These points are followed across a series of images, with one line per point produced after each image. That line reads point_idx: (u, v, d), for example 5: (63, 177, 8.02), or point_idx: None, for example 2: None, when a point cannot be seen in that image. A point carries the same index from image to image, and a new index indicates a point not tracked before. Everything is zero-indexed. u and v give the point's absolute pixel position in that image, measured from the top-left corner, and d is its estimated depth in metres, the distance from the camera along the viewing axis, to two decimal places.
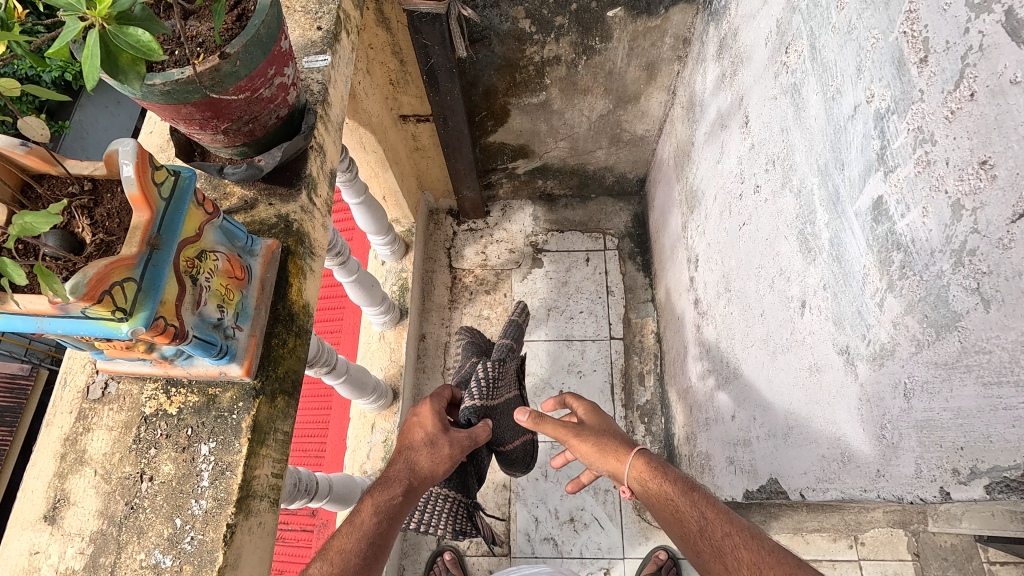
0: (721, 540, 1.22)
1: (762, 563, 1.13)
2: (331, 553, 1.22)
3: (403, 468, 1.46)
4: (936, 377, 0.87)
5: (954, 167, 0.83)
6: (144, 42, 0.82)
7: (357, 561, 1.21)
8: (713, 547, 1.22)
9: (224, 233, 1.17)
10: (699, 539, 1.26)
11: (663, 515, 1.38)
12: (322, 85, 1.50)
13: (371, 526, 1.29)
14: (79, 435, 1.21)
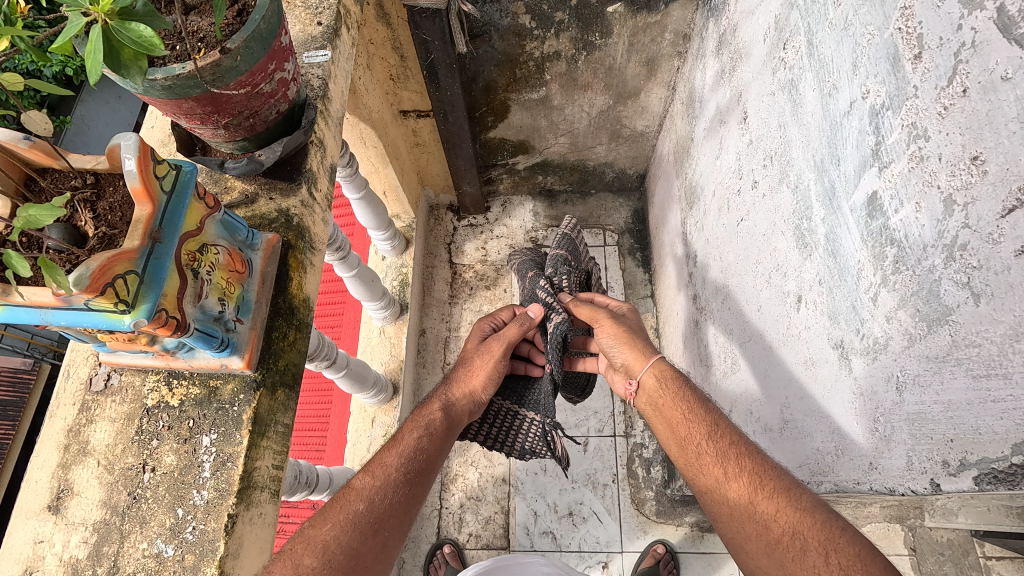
0: (725, 450, 1.28)
1: (764, 483, 1.20)
2: (377, 468, 1.42)
3: (441, 389, 1.65)
4: (927, 370, 0.88)
5: (947, 163, 0.84)
6: (146, 37, 0.83)
7: (400, 475, 1.42)
8: (717, 455, 1.29)
9: (225, 227, 1.18)
10: (704, 446, 1.31)
11: (667, 419, 1.42)
12: (322, 81, 1.50)
13: (413, 444, 1.48)
14: (82, 426, 1.22)
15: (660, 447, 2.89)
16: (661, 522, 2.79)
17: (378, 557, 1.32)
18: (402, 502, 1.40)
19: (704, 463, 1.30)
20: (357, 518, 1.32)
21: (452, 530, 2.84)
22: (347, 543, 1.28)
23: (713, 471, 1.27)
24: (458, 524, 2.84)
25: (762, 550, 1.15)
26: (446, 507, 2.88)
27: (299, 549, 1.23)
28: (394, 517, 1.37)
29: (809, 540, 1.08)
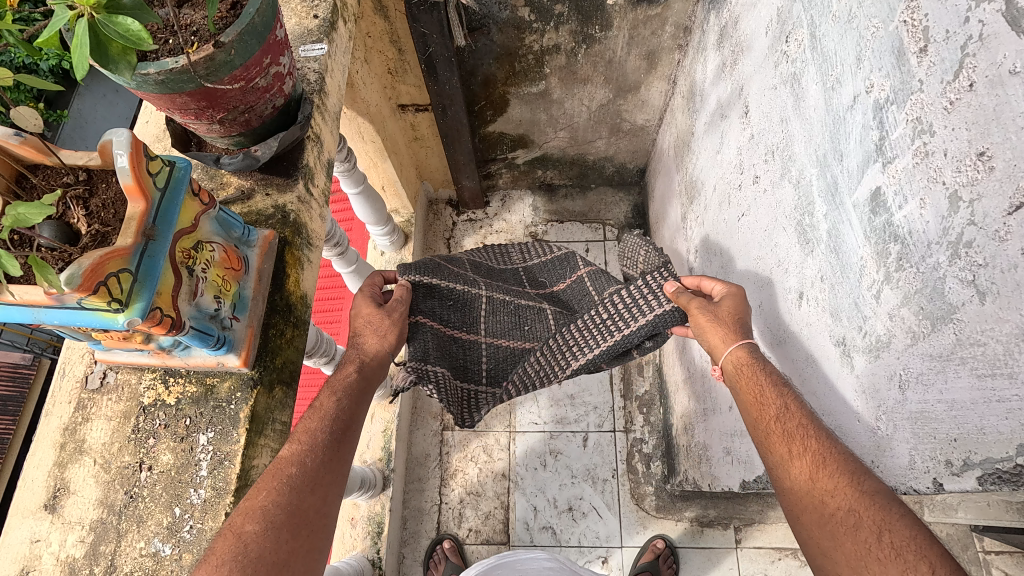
0: (792, 429, 1.12)
1: (827, 462, 1.04)
2: (299, 435, 1.22)
3: (352, 352, 1.47)
4: (930, 369, 0.87)
5: (952, 159, 0.83)
6: (133, 31, 0.81)
7: (326, 436, 1.23)
8: (783, 433, 1.13)
9: (220, 224, 1.17)
10: (771, 425, 1.16)
11: (740, 398, 1.26)
12: (319, 75, 1.49)
13: (334, 406, 1.30)
14: (78, 425, 1.21)
15: (660, 442, 2.89)
16: (661, 517, 2.79)
17: (324, 513, 1.16)
18: (333, 460, 1.22)
19: (771, 440, 1.15)
20: (292, 483, 1.12)
21: (452, 525, 2.84)
22: (286, 504, 1.09)
23: (777, 448, 1.13)
24: (457, 519, 2.84)
25: (815, 522, 1.04)
26: (445, 502, 2.88)
27: (239, 518, 1.04)
28: (331, 472, 1.20)
29: (862, 518, 0.97)
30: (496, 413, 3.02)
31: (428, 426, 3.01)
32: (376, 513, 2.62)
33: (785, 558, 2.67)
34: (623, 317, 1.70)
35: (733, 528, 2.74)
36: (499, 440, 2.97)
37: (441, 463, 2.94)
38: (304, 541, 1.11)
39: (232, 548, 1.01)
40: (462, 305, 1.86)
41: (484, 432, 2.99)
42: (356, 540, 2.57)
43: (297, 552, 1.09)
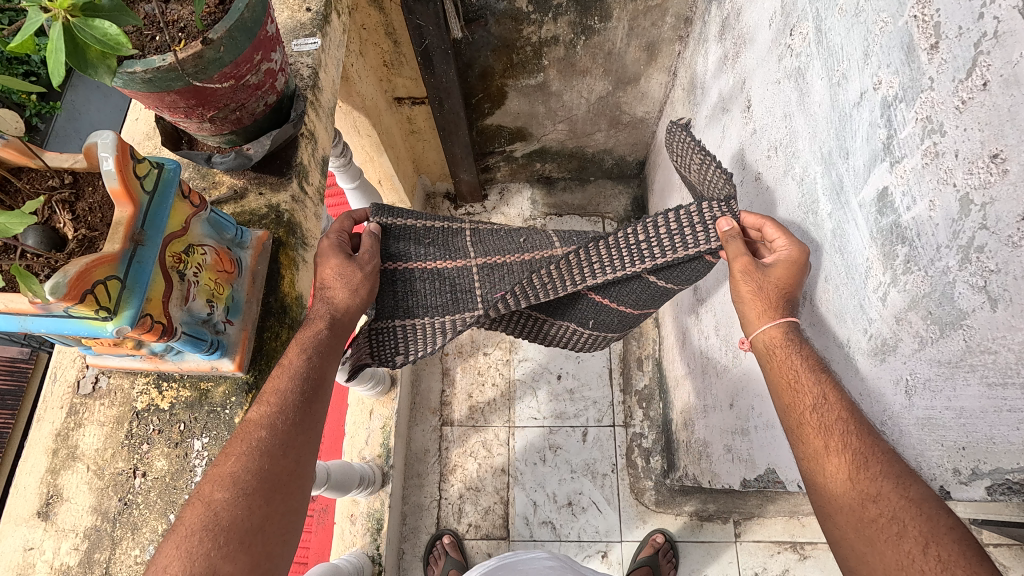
0: (831, 422, 1.00)
1: (868, 462, 0.94)
2: (266, 396, 1.12)
3: (319, 304, 1.29)
4: (939, 376, 0.85)
5: (964, 160, 0.80)
6: (111, 35, 0.78)
7: (296, 395, 1.13)
8: (819, 423, 1.02)
9: (212, 225, 1.14)
10: (807, 415, 1.04)
11: (773, 382, 1.14)
12: (312, 70, 1.45)
13: (302, 363, 1.17)
14: (71, 430, 1.19)
15: (659, 437, 2.88)
16: (660, 511, 2.79)
17: (298, 474, 1.09)
18: (306, 421, 1.13)
19: (804, 430, 1.04)
20: (261, 447, 1.06)
21: (451, 520, 2.83)
22: (257, 469, 1.04)
23: (811, 439, 1.02)
24: (457, 514, 2.84)
25: (851, 527, 0.94)
26: (445, 497, 2.87)
27: (206, 488, 1.01)
28: (303, 434, 1.12)
29: (908, 528, 0.86)
30: (495, 408, 3.01)
31: (427, 421, 3.00)
32: (376, 509, 2.61)
33: (784, 551, 2.68)
34: (660, 246, 1.48)
35: (732, 523, 2.74)
36: (499, 435, 2.97)
37: (440, 458, 2.93)
38: (280, 505, 1.06)
39: (201, 516, 0.99)
40: (443, 249, 1.59)
41: (484, 427, 2.98)
42: (356, 537, 2.56)
43: (272, 518, 1.04)
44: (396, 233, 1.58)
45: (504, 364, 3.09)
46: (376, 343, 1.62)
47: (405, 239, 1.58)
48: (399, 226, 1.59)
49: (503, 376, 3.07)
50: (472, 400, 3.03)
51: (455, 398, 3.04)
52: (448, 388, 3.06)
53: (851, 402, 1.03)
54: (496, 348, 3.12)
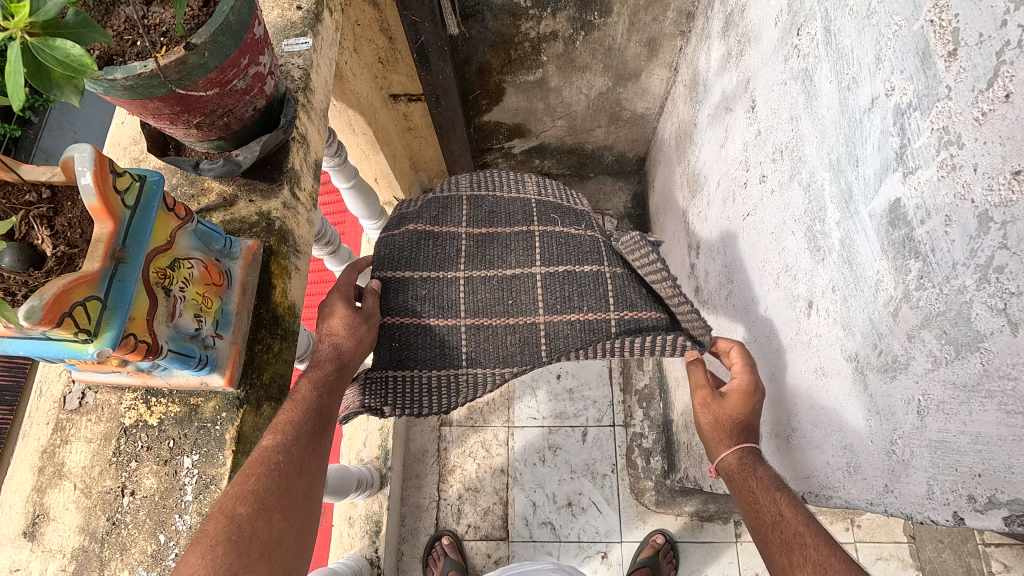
0: (790, 539, 1.14)
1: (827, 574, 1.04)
2: (279, 426, 1.13)
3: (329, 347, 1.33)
4: (954, 399, 0.82)
5: (982, 175, 0.76)
6: (75, 56, 0.74)
7: (311, 421, 1.16)
8: (783, 544, 1.15)
9: (199, 237, 1.10)
10: (770, 533, 1.19)
11: (741, 505, 1.30)
12: (304, 71, 1.41)
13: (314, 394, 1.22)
14: (57, 447, 1.16)
15: (660, 437, 2.86)
16: (661, 511, 2.78)
17: (309, 497, 1.11)
18: (318, 448, 1.16)
19: (772, 552, 1.17)
20: (281, 467, 1.06)
21: (450, 521, 2.82)
22: (277, 487, 1.04)
23: (779, 559, 1.15)
24: (456, 515, 2.82)
25: None
26: (444, 498, 2.85)
27: (228, 502, 0.99)
28: (316, 458, 1.14)
29: None
30: (494, 408, 2.99)
31: (425, 421, 2.98)
32: (374, 511, 2.59)
33: None
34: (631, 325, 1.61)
35: (732, 523, 2.73)
36: (497, 435, 2.94)
37: (439, 459, 2.91)
38: (294, 527, 1.06)
39: (224, 530, 0.97)
40: (437, 305, 1.63)
41: (483, 427, 2.96)
42: (354, 540, 2.54)
43: (286, 537, 1.04)
44: (396, 284, 1.64)
45: None
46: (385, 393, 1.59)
47: (404, 291, 1.64)
48: (398, 277, 1.65)
49: None
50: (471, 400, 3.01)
51: None
52: None
53: (808, 517, 1.16)
54: None
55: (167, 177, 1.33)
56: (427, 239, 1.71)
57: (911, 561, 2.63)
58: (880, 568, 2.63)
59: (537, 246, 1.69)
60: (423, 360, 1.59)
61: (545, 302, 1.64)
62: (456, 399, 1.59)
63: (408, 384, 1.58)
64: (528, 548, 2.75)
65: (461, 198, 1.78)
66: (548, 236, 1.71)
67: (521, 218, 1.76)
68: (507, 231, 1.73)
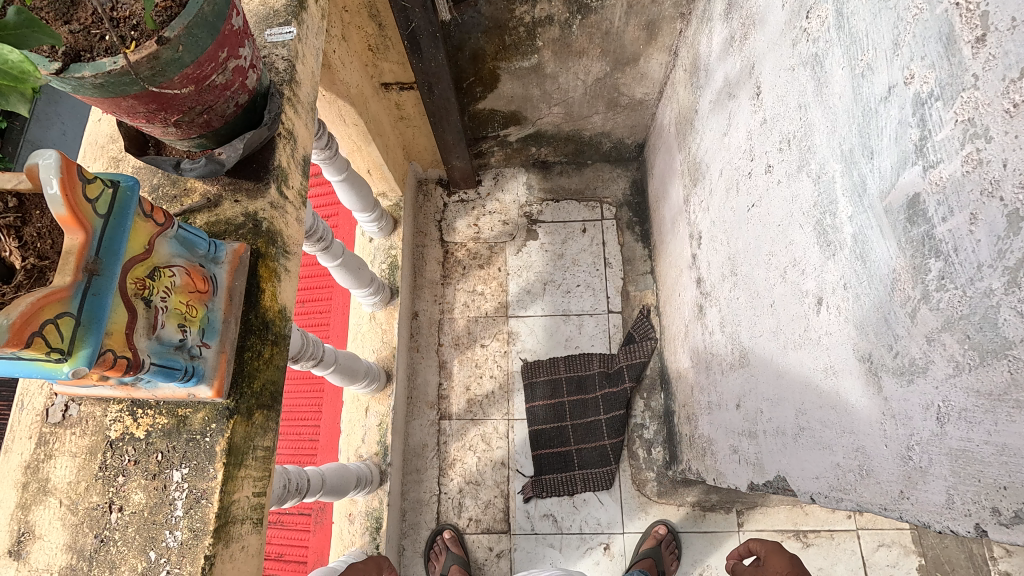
0: None
1: None
2: None
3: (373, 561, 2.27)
4: (977, 407, 0.78)
5: (1013, 171, 0.71)
6: (13, 62, 0.68)
7: None
8: None
9: (181, 242, 1.05)
10: None
11: None
12: (288, 63, 1.34)
13: None
14: (41, 462, 1.12)
15: (661, 428, 2.84)
16: (663, 501, 2.77)
17: None
18: None
19: None
20: None
21: (451, 515, 2.80)
22: None
23: None
24: (457, 509, 2.80)
25: None
26: (445, 492, 2.83)
27: None
28: None
29: None
30: (493, 401, 2.96)
31: (424, 415, 2.94)
32: (374, 508, 2.57)
33: (786, 540, 2.67)
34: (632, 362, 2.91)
35: (735, 512, 2.73)
36: (497, 428, 2.92)
37: (439, 453, 2.88)
38: None
39: None
40: (560, 452, 2.85)
41: (483, 420, 2.93)
42: (355, 537, 2.53)
43: None
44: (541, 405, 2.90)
45: (502, 356, 3.03)
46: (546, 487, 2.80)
47: (543, 431, 2.89)
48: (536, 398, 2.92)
49: (501, 368, 3.01)
50: (470, 393, 2.97)
51: (453, 391, 2.98)
52: (446, 380, 2.99)
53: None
54: (494, 340, 3.05)
55: (148, 177, 1.27)
56: (552, 406, 2.91)
57: (913, 547, 2.63)
58: (882, 555, 2.63)
59: (604, 429, 2.86)
60: (562, 469, 2.83)
61: (606, 419, 2.88)
62: (577, 488, 2.79)
63: (552, 481, 2.81)
64: (530, 541, 2.74)
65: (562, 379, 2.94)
66: (610, 399, 2.88)
67: (592, 414, 2.91)
68: (593, 394, 2.92)
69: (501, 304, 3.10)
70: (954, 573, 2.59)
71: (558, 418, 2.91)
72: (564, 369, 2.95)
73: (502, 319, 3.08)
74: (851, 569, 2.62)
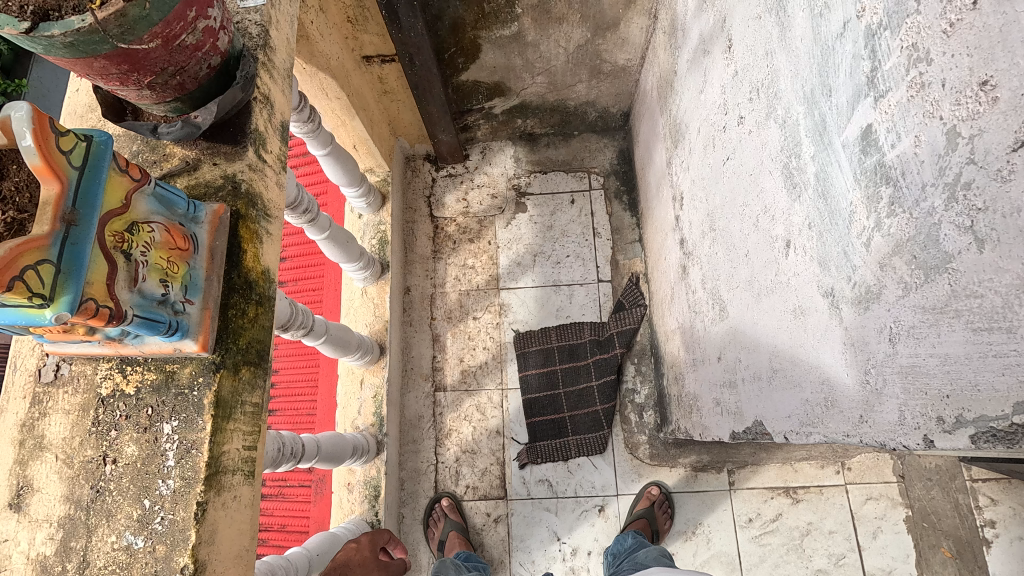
0: None
1: None
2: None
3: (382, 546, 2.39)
4: (923, 322, 0.82)
5: (951, 90, 0.73)
6: None
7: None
8: None
9: (159, 200, 1.08)
10: None
11: None
12: (262, 27, 1.34)
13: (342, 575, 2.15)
14: (36, 420, 1.16)
15: (652, 392, 2.89)
16: (656, 464, 2.82)
17: None
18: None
19: None
20: None
21: (449, 483, 2.86)
22: None
23: None
24: (455, 477, 2.86)
25: None
26: (442, 461, 2.89)
27: None
28: None
29: None
30: (487, 371, 3.00)
31: (419, 388, 2.99)
32: (372, 476, 2.63)
33: (777, 496, 2.73)
34: (624, 328, 2.94)
35: (726, 471, 2.78)
36: (492, 398, 2.97)
37: (435, 423, 2.93)
38: None
39: None
40: (554, 418, 2.90)
41: (477, 391, 2.97)
42: (354, 505, 2.59)
43: None
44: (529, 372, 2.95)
45: (494, 327, 3.06)
46: (543, 454, 2.85)
47: (535, 399, 2.93)
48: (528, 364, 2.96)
49: (494, 339, 3.05)
50: (464, 364, 3.01)
51: (446, 363, 3.02)
52: (439, 353, 3.03)
53: None
54: (486, 312, 3.09)
55: (127, 143, 1.30)
56: (544, 374, 2.95)
57: (900, 499, 2.69)
58: (870, 508, 2.69)
59: (596, 394, 2.91)
60: (556, 436, 2.87)
61: (597, 383, 2.93)
62: (571, 454, 2.84)
63: (545, 446, 2.85)
64: (526, 505, 2.80)
65: (554, 348, 2.98)
66: (601, 365, 2.93)
67: (584, 380, 2.95)
68: (585, 361, 2.96)
69: (492, 277, 3.13)
70: (941, 522, 2.64)
71: (550, 386, 2.95)
72: (555, 338, 2.99)
73: (494, 291, 3.11)
74: (840, 522, 2.68)
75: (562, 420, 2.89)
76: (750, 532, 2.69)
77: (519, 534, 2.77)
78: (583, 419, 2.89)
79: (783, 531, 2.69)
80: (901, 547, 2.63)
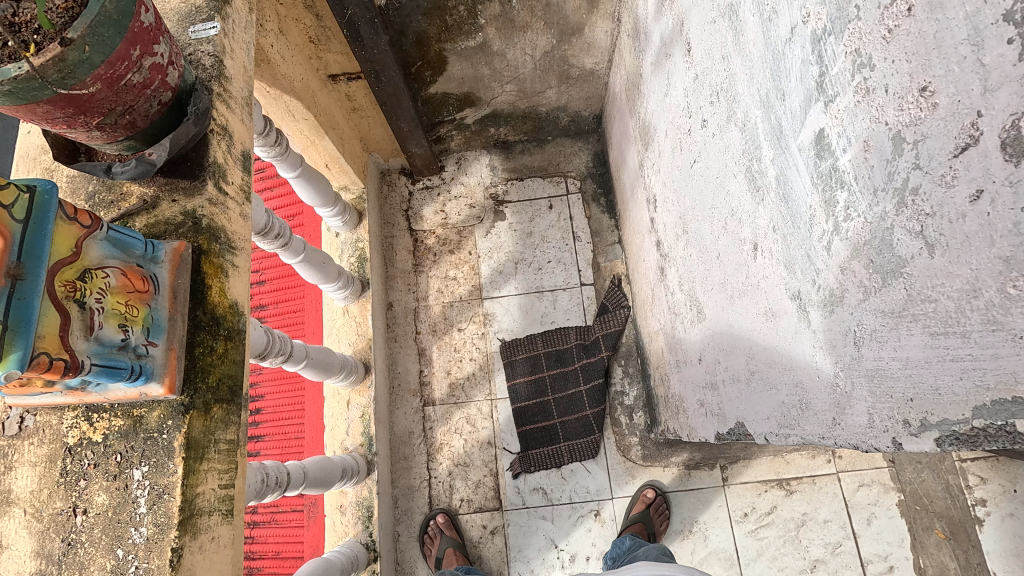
0: None
1: None
2: None
3: None
4: (884, 326, 0.82)
5: (893, 96, 0.73)
6: None
7: None
8: None
9: (113, 244, 1.07)
10: None
11: None
12: (215, 58, 1.32)
13: None
14: (2, 475, 1.14)
15: (640, 393, 2.89)
16: (649, 465, 2.82)
17: None
18: None
19: None
20: None
21: (443, 498, 2.83)
22: None
23: None
24: (448, 491, 2.84)
25: None
26: (435, 476, 2.87)
27: None
28: None
29: None
30: (475, 382, 2.98)
31: (407, 404, 2.96)
32: (364, 497, 2.59)
33: (771, 489, 2.74)
34: (608, 331, 2.93)
35: (719, 468, 2.78)
36: (481, 409, 2.95)
37: (426, 439, 2.91)
38: None
39: None
40: (544, 426, 2.89)
41: (466, 403, 2.95)
42: (347, 527, 2.57)
43: None
44: (516, 380, 2.94)
45: (479, 338, 3.05)
46: (535, 463, 2.84)
47: (524, 408, 2.91)
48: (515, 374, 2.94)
49: (480, 350, 3.03)
50: (452, 377, 2.99)
51: (434, 377, 3.00)
52: (426, 367, 3.01)
53: None
54: (470, 323, 3.07)
55: (82, 185, 1.27)
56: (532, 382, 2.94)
57: (891, 483, 2.71)
58: (863, 495, 2.70)
59: (586, 398, 2.90)
60: (547, 443, 2.86)
61: (586, 388, 2.92)
62: (564, 460, 2.84)
63: (538, 455, 2.85)
64: (522, 516, 2.79)
65: (541, 355, 2.97)
66: (589, 369, 2.92)
67: (572, 384, 2.95)
68: (572, 365, 2.96)
69: (475, 287, 3.12)
70: (933, 504, 2.66)
71: (539, 393, 2.94)
72: (541, 345, 2.98)
73: (477, 301, 3.10)
74: (834, 510, 2.69)
75: (552, 427, 2.88)
76: (746, 527, 2.70)
77: (516, 544, 2.75)
78: (573, 425, 2.88)
79: (778, 523, 2.69)
80: (895, 532, 2.64)
